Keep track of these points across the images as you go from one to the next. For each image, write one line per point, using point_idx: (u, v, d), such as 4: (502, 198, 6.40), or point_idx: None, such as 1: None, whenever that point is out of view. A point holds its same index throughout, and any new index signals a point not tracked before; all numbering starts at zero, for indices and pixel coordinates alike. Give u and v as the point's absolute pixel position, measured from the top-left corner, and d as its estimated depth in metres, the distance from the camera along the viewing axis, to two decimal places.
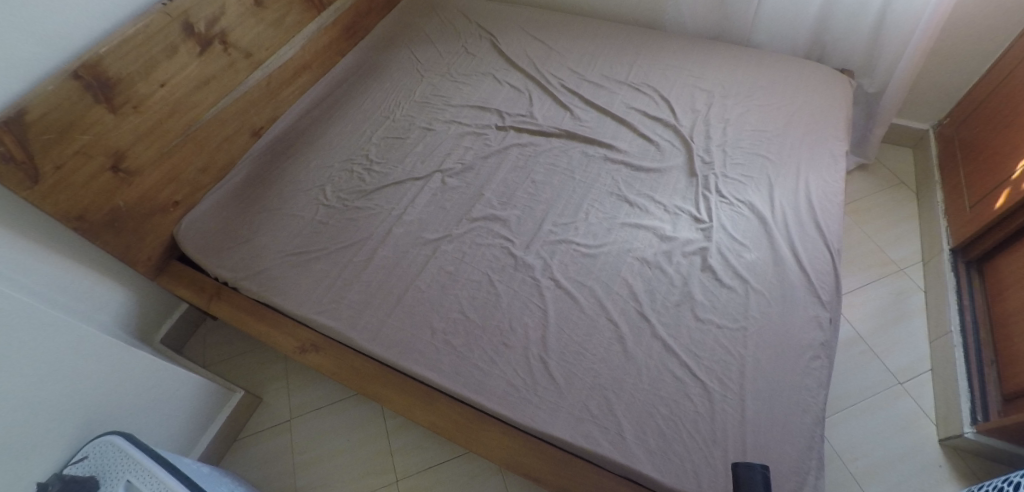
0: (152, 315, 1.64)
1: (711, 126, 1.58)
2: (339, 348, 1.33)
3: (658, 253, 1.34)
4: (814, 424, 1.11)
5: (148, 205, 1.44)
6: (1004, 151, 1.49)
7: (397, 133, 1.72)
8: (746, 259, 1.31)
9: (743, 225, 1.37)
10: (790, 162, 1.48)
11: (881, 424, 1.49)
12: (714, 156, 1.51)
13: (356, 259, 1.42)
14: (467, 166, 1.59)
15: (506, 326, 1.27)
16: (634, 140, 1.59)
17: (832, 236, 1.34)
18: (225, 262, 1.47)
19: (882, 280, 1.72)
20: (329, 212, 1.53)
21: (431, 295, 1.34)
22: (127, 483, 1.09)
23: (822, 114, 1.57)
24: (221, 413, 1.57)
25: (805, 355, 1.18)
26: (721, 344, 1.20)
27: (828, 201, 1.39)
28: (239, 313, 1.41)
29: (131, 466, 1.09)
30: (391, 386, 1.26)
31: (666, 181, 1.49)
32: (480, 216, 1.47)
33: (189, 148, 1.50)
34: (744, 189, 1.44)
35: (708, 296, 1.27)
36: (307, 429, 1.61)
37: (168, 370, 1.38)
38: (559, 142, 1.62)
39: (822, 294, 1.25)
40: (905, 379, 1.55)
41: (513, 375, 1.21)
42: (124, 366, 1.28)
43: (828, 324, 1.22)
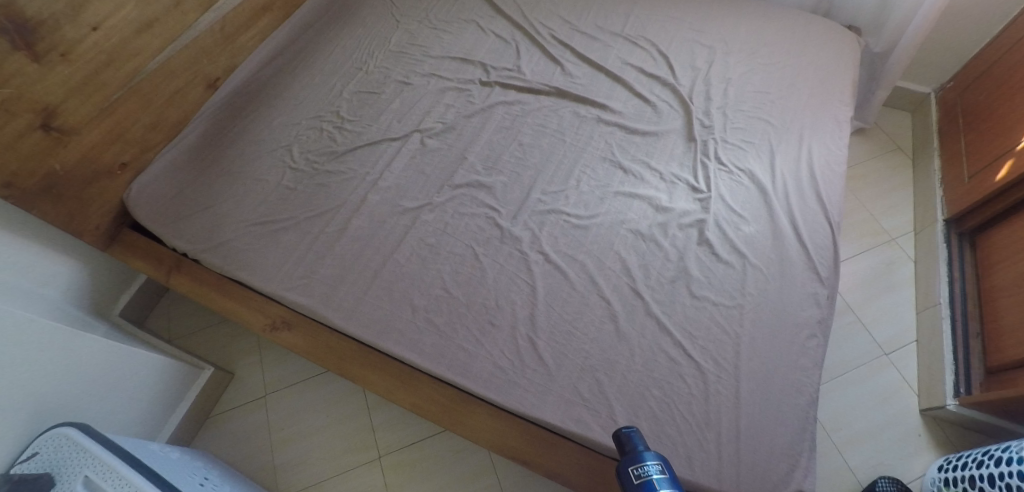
0: (107, 286, 1.54)
1: (711, 86, 1.48)
2: (313, 325, 1.25)
3: (653, 225, 1.27)
4: (808, 405, 1.07)
5: (90, 167, 1.30)
6: (1009, 119, 1.43)
7: (371, 87, 1.57)
8: (745, 232, 1.25)
9: (742, 194, 1.30)
10: (793, 127, 1.40)
11: (865, 394, 1.48)
12: (714, 119, 1.42)
13: (328, 229, 1.32)
14: (449, 126, 1.47)
15: (492, 303, 1.20)
16: (629, 100, 1.49)
17: (833, 209, 1.27)
18: (183, 231, 1.36)
19: (873, 250, 1.68)
20: (297, 176, 1.41)
21: (411, 270, 1.25)
22: (87, 479, 1.01)
23: (827, 77, 1.49)
24: (189, 390, 1.50)
25: (802, 334, 1.14)
26: (718, 324, 1.15)
27: (831, 171, 1.33)
28: (203, 287, 1.31)
29: (89, 461, 1.02)
30: (369, 367, 1.19)
31: (662, 146, 1.40)
32: (463, 182, 1.37)
33: (133, 102, 1.34)
34: (744, 156, 1.36)
35: (706, 272, 1.20)
36: (283, 404, 1.55)
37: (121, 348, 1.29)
38: (548, 101, 1.50)
39: (821, 269, 1.20)
40: (890, 350, 1.53)
41: (499, 357, 1.14)
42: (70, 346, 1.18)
43: (826, 301, 1.18)
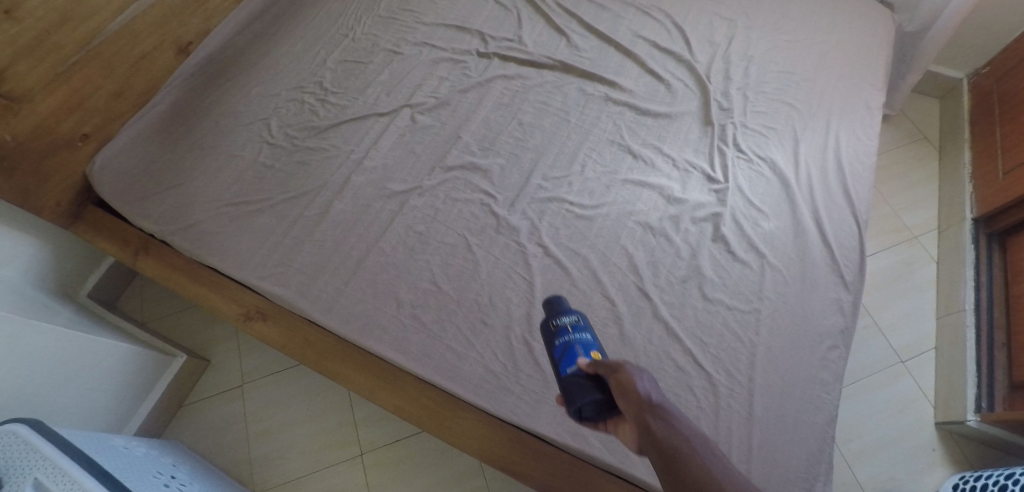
0: (72, 265, 1.43)
1: (731, 64, 1.35)
2: (290, 317, 1.14)
3: (664, 218, 1.16)
4: (827, 423, 0.98)
5: (47, 139, 1.17)
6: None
7: (358, 55, 1.44)
8: (764, 229, 1.14)
9: (762, 186, 1.18)
10: (820, 113, 1.28)
11: (879, 404, 1.39)
12: (733, 101, 1.29)
13: (308, 213, 1.21)
14: (443, 101, 1.34)
15: (485, 300, 1.09)
16: (640, 77, 1.36)
17: (861, 205, 1.16)
18: (150, 211, 1.24)
19: (893, 248, 1.58)
20: (275, 152, 1.29)
21: (397, 260, 1.14)
22: (37, 483, 0.95)
23: (857, 58, 1.36)
24: (161, 379, 1.40)
25: (823, 344, 1.04)
26: (731, 330, 1.05)
27: (860, 163, 1.21)
28: (170, 272, 1.19)
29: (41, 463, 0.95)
30: (350, 365, 1.08)
31: (676, 129, 1.27)
32: (456, 164, 1.25)
33: (93, 67, 1.22)
34: (765, 143, 1.24)
35: (720, 272, 1.10)
36: (261, 395, 1.46)
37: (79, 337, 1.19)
38: (552, 76, 1.37)
39: (846, 272, 1.10)
40: (907, 357, 1.44)
41: (491, 360, 1.04)
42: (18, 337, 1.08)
43: (850, 309, 1.07)
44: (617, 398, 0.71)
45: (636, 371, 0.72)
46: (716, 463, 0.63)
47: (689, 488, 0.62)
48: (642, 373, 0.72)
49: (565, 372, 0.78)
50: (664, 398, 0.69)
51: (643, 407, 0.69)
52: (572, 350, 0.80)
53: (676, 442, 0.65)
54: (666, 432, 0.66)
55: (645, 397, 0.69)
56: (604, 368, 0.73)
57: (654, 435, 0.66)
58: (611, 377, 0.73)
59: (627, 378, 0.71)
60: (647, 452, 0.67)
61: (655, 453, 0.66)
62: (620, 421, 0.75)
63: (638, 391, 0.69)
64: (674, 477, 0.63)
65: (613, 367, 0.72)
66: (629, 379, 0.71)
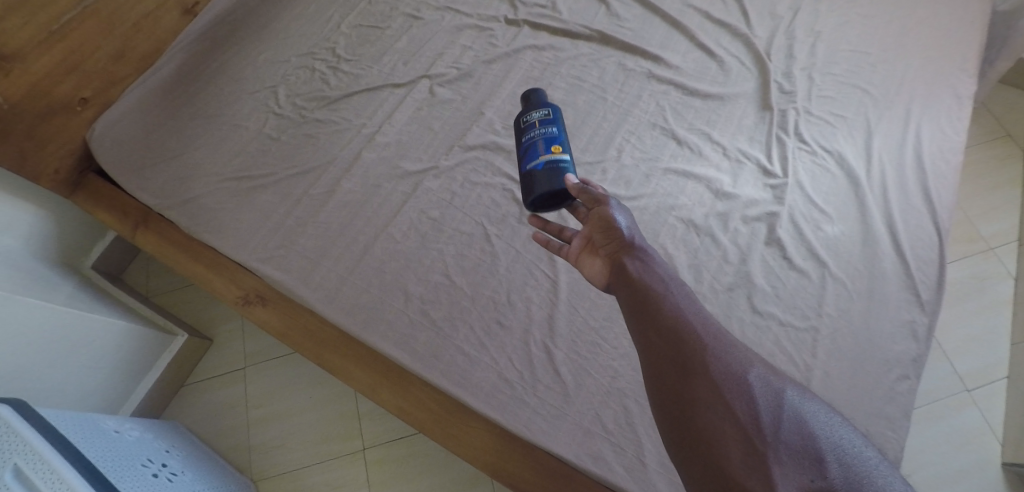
0: (75, 234, 1.34)
1: (796, 40, 1.18)
2: (291, 303, 1.04)
3: (710, 215, 1.02)
4: (892, 466, 0.84)
5: (44, 100, 1.08)
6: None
7: (375, 19, 1.31)
8: (826, 233, 0.99)
9: (826, 184, 1.03)
10: (897, 101, 1.10)
11: (938, 436, 1.23)
12: (797, 84, 1.13)
13: (313, 192, 1.10)
14: (466, 72, 1.21)
15: (502, 299, 0.97)
16: (689, 53, 1.20)
17: (944, 211, 0.99)
18: (149, 183, 1.15)
19: (964, 260, 1.39)
20: (281, 123, 1.18)
21: (407, 248, 1.03)
22: (17, 467, 0.78)
23: (944, 37, 1.17)
24: (161, 358, 1.34)
25: (890, 372, 0.89)
26: (783, 350, 0.91)
27: (944, 160, 1.04)
28: (169, 247, 1.11)
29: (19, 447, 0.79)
30: (354, 361, 0.98)
31: (729, 113, 1.12)
32: (477, 143, 1.12)
33: (91, 25, 1.12)
34: (832, 133, 1.08)
35: (772, 281, 0.96)
36: (263, 380, 1.38)
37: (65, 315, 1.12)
38: (588, 48, 1.23)
39: (922, 289, 0.94)
40: (973, 386, 1.27)
41: (506, 367, 0.93)
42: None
43: (926, 332, 0.92)
44: (595, 229, 0.76)
45: (616, 205, 0.76)
46: (682, 302, 0.68)
47: (658, 320, 0.66)
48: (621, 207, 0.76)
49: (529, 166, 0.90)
50: (643, 243, 0.74)
51: (622, 246, 0.73)
52: (535, 145, 0.91)
53: (646, 276, 0.69)
54: (640, 267, 0.70)
55: (626, 235, 0.73)
56: (589, 197, 0.77)
57: (628, 272, 0.70)
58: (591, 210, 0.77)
59: (608, 212, 0.75)
60: (618, 287, 0.71)
61: (625, 289, 0.70)
62: (584, 254, 0.78)
63: (621, 228, 0.74)
64: (643, 314, 0.67)
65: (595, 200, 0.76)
66: (608, 211, 0.75)
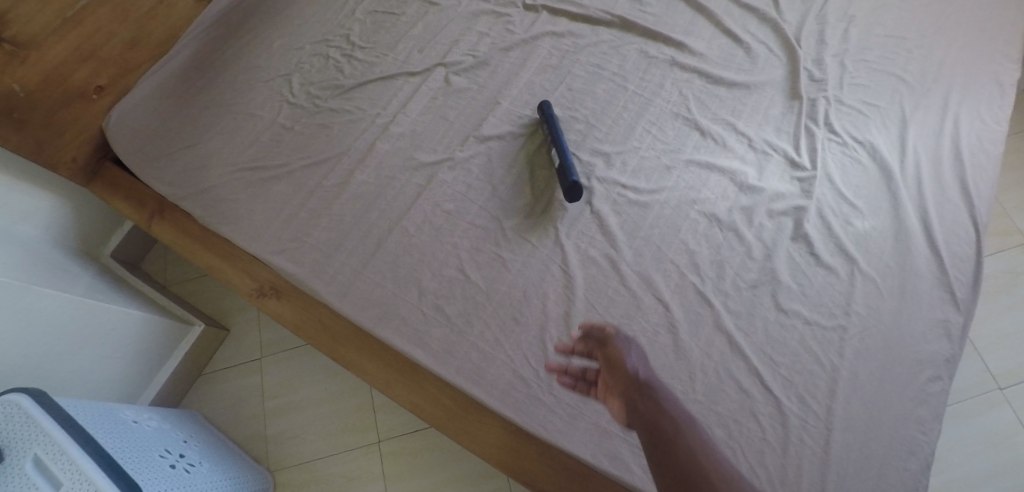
0: (93, 223, 1.34)
1: (827, 25, 1.13)
2: (305, 296, 1.03)
3: (734, 209, 0.98)
4: (921, 471, 0.81)
5: (59, 89, 1.08)
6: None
7: (390, 5, 1.28)
8: (856, 228, 0.95)
9: (856, 176, 0.99)
10: (935, 88, 1.05)
11: (969, 436, 1.17)
12: (828, 71, 1.08)
13: (327, 183, 1.09)
14: (482, 60, 1.18)
15: (517, 295, 0.95)
16: (714, 39, 1.15)
17: (982, 206, 0.95)
18: (163, 173, 1.14)
19: (1001, 253, 1.32)
20: (295, 113, 1.17)
21: (422, 242, 1.01)
22: (37, 457, 0.78)
23: (985, 22, 1.11)
24: (179, 347, 1.34)
25: (921, 374, 0.86)
26: (809, 350, 0.88)
27: (983, 152, 0.99)
28: (184, 238, 1.10)
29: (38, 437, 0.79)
30: (367, 356, 0.97)
31: (755, 102, 1.07)
32: (493, 134, 1.10)
33: (105, 12, 1.11)
34: (864, 123, 1.03)
35: (798, 278, 0.92)
36: (278, 371, 1.39)
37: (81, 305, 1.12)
38: (609, 34, 1.18)
39: (956, 287, 0.90)
40: (1007, 384, 1.21)
41: (521, 364, 0.91)
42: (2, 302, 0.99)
43: (960, 333, 0.88)
44: (607, 371, 0.78)
45: (626, 345, 0.80)
46: (698, 442, 0.67)
47: (678, 462, 0.65)
48: (632, 347, 0.80)
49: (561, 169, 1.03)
50: (652, 380, 0.75)
51: (632, 383, 0.75)
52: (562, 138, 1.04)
53: (660, 417, 0.70)
54: (653, 407, 0.71)
55: (635, 373, 0.76)
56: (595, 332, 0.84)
57: (643, 413, 0.71)
58: (604, 354, 0.80)
59: (618, 352, 0.79)
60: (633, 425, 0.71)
61: (642, 429, 0.69)
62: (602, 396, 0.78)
63: (629, 366, 0.77)
64: (663, 451, 0.66)
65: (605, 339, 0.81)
66: (618, 352, 0.79)
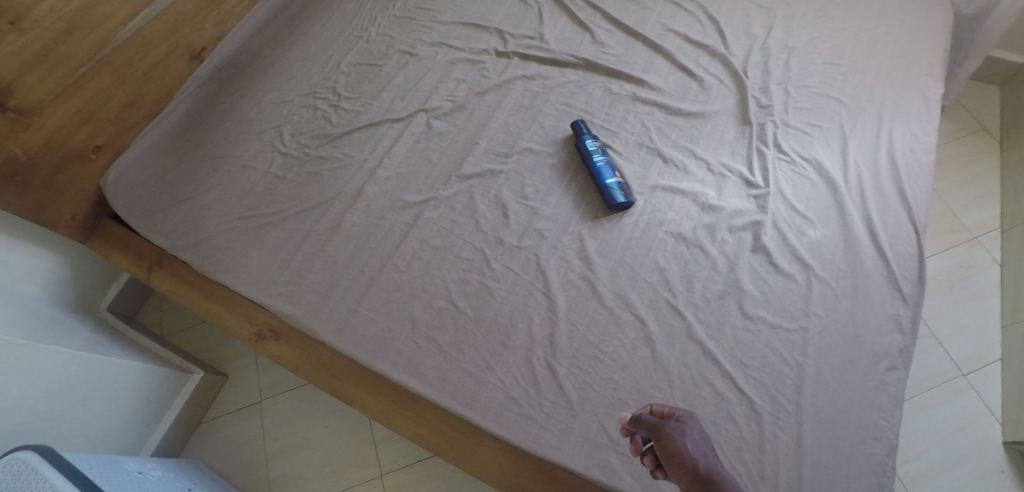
0: (89, 278, 1.37)
1: (771, 57, 1.25)
2: (302, 337, 1.09)
3: (698, 227, 1.07)
4: (887, 455, 0.88)
5: (59, 151, 1.12)
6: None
7: (372, 58, 1.38)
8: (810, 237, 1.04)
9: (806, 191, 1.08)
10: (870, 107, 1.16)
11: (939, 422, 1.25)
12: (774, 98, 1.19)
13: (319, 227, 1.15)
14: (459, 105, 1.27)
15: (504, 320, 1.02)
16: (671, 74, 1.26)
17: (920, 210, 1.05)
18: (161, 226, 1.20)
19: (950, 250, 1.42)
20: (286, 162, 1.24)
21: (412, 277, 1.08)
22: None
23: (910, 46, 1.23)
24: (178, 397, 1.37)
25: (879, 365, 0.94)
26: (775, 351, 0.95)
27: (916, 161, 1.09)
28: (184, 288, 1.15)
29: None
30: (366, 389, 1.03)
31: (710, 129, 1.18)
32: (473, 172, 1.18)
33: (104, 76, 1.15)
34: (809, 142, 1.14)
35: (761, 286, 1.00)
36: (278, 413, 1.42)
37: (84, 360, 1.16)
38: (575, 75, 1.29)
39: (903, 285, 0.99)
40: (969, 370, 1.29)
41: (512, 386, 0.97)
42: (12, 364, 1.03)
43: (909, 325, 0.97)
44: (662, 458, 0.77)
45: (677, 431, 0.77)
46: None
47: None
48: (683, 431, 0.77)
49: (594, 188, 1.10)
50: (703, 455, 0.75)
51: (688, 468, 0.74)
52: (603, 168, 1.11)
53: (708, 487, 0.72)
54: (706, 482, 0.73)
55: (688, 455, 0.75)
56: (643, 426, 0.79)
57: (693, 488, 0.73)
58: (658, 444, 0.77)
59: (676, 445, 0.75)
60: None
61: None
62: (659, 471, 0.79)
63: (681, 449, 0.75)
64: None
65: (656, 430, 0.77)
66: (673, 445, 0.76)
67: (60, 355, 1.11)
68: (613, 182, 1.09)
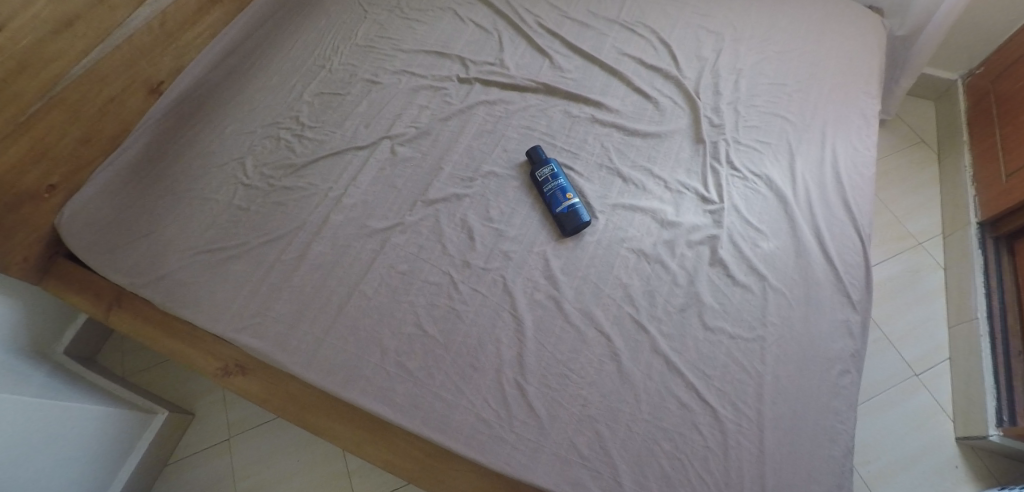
0: (44, 321, 1.33)
1: (720, 78, 1.31)
2: (269, 369, 1.08)
3: (658, 243, 1.10)
4: (844, 456, 0.92)
5: (10, 191, 1.09)
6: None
7: (335, 87, 1.39)
8: (763, 249, 1.08)
9: (758, 205, 1.13)
10: (814, 124, 1.23)
11: (895, 422, 1.31)
12: (724, 117, 1.25)
13: (285, 257, 1.15)
14: (423, 131, 1.30)
15: (473, 343, 1.03)
16: (627, 96, 1.31)
17: (863, 219, 1.11)
18: (121, 263, 1.18)
19: (897, 256, 1.49)
20: (250, 193, 1.24)
21: (380, 303, 1.09)
22: None
23: (848, 65, 1.31)
24: (142, 437, 1.34)
25: (833, 369, 0.98)
26: (736, 361, 0.99)
27: (858, 174, 1.16)
28: (146, 326, 1.14)
29: None
30: (336, 419, 1.03)
31: (666, 149, 1.22)
32: (439, 197, 1.20)
33: (58, 114, 1.13)
34: (759, 159, 1.19)
35: (720, 298, 1.04)
36: (248, 448, 1.40)
37: (41, 406, 1.13)
38: (535, 99, 1.33)
39: (852, 291, 1.04)
40: (921, 370, 1.35)
41: (482, 407, 0.98)
42: None
43: (859, 330, 1.02)
44: None
45: None
46: None
47: None
48: None
49: (557, 209, 1.13)
50: None
51: None
52: (559, 193, 1.14)
53: None
54: None
55: None
56: None
57: None
58: None
59: None
60: None
61: None
62: None
63: None
64: None
65: None
66: None
67: (16, 402, 1.08)
68: (577, 204, 1.13)
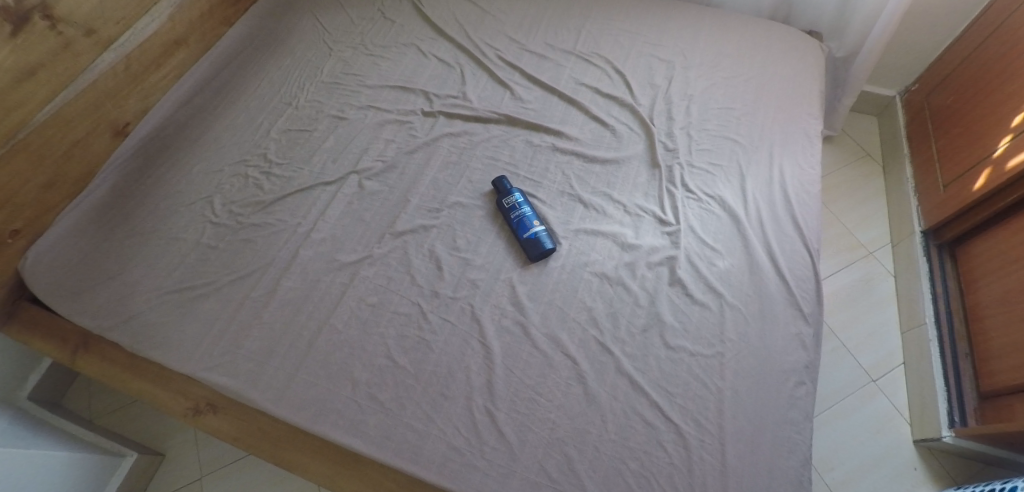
0: (8, 368, 1.32)
1: (673, 104, 1.37)
2: (240, 407, 1.09)
3: (620, 266, 1.15)
4: (801, 466, 0.96)
5: None
6: (998, 114, 1.29)
7: (302, 123, 1.42)
8: (719, 268, 1.13)
9: (713, 225, 1.19)
10: (762, 145, 1.29)
11: (856, 428, 1.36)
12: (678, 141, 1.31)
13: (254, 294, 1.17)
14: (390, 165, 1.33)
15: (443, 372, 1.05)
16: (586, 124, 1.36)
17: (811, 234, 1.17)
18: (87, 305, 1.17)
19: (851, 266, 1.56)
20: (218, 231, 1.25)
21: (351, 336, 1.11)
22: None
23: (792, 89, 1.38)
24: (111, 481, 1.32)
25: (789, 381, 1.03)
26: (696, 378, 1.03)
27: (806, 191, 1.22)
28: (116, 369, 1.14)
29: None
30: (308, 454, 1.04)
31: (625, 174, 1.28)
32: (407, 228, 1.23)
33: (23, 159, 1.14)
34: (713, 181, 1.25)
35: (679, 317, 1.09)
36: (220, 488, 1.38)
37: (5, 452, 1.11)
38: (498, 130, 1.37)
39: (803, 305, 1.10)
40: (877, 376, 1.41)
41: (453, 435, 1.00)
42: None
43: (811, 342, 1.07)
44: None
45: None
46: None
47: None
48: None
49: (522, 236, 1.17)
50: None
51: None
52: (524, 220, 1.18)
53: None
54: None
55: None
56: None
57: None
58: None
59: None
60: None
61: None
62: None
63: None
64: None
65: None
66: None
67: None
68: (540, 231, 1.17)
